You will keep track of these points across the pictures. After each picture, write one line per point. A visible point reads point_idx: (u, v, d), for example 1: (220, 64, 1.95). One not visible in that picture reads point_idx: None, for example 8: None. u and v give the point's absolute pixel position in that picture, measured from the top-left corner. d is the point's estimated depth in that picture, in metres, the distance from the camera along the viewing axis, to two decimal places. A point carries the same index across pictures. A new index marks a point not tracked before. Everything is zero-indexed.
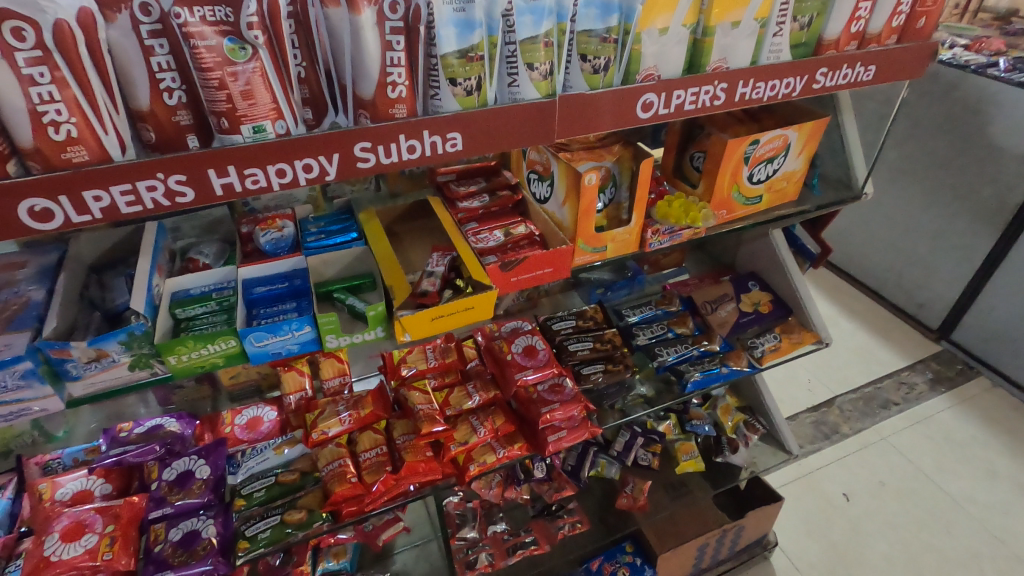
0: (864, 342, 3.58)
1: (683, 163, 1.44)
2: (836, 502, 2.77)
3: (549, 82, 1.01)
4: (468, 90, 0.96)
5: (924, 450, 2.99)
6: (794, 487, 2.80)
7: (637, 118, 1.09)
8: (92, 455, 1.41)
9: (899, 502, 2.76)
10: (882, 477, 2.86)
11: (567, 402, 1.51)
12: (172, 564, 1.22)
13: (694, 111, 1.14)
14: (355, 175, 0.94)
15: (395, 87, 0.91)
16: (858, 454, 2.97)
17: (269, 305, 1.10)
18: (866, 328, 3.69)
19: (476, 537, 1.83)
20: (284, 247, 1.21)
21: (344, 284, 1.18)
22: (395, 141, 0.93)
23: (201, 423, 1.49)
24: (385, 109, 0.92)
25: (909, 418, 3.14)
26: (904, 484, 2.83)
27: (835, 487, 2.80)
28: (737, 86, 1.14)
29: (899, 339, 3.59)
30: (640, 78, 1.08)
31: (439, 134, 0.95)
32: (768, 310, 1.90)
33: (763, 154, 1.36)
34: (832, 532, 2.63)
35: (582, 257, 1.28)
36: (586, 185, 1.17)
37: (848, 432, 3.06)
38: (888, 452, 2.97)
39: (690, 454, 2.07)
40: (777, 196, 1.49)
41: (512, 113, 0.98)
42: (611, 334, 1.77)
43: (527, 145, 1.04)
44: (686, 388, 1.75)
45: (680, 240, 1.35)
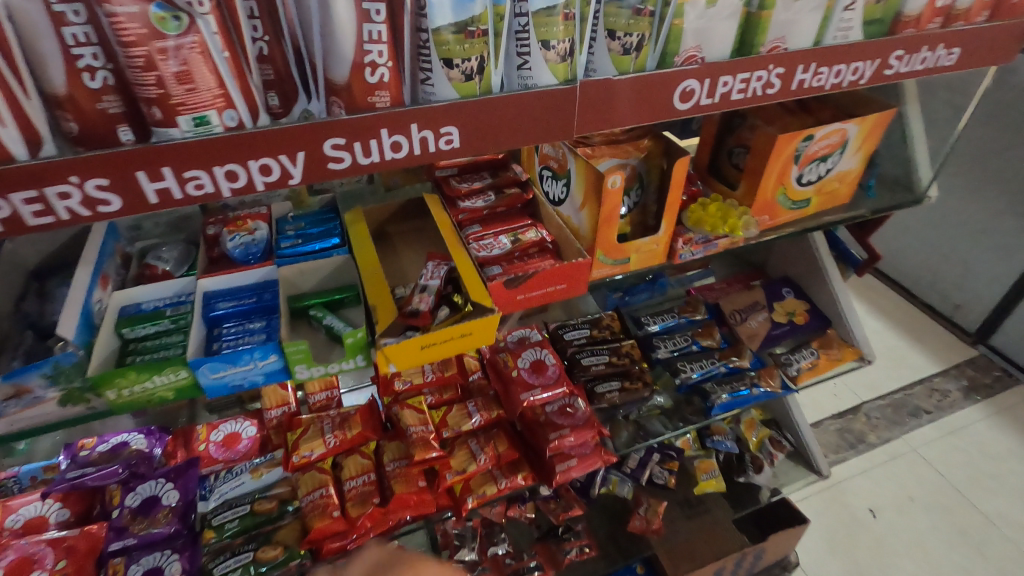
0: (896, 344, 3.35)
1: (721, 159, 1.24)
2: (862, 517, 2.60)
3: (567, 64, 0.82)
4: (468, 73, 0.76)
5: (957, 464, 2.79)
6: (815, 500, 2.63)
7: (674, 109, 0.90)
8: (52, 474, 1.27)
9: (928, 520, 2.59)
10: (911, 492, 2.68)
11: (579, 428, 1.36)
12: None
13: (741, 101, 0.94)
14: (325, 178, 0.76)
15: (376, 69, 0.72)
16: (885, 465, 2.78)
17: (234, 326, 0.95)
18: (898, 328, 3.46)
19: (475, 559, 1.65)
20: (256, 254, 1.04)
21: (321, 299, 1.00)
22: (375, 138, 0.75)
23: (174, 438, 1.35)
24: (363, 96, 0.74)
25: (941, 428, 2.94)
26: (936, 501, 2.65)
27: (861, 502, 2.63)
28: (796, 72, 0.95)
29: (932, 343, 3.35)
30: (679, 61, 0.88)
31: (431, 128, 0.77)
32: (804, 321, 1.71)
33: (817, 152, 1.16)
34: (856, 551, 2.46)
35: (602, 270, 1.10)
36: (609, 189, 0.98)
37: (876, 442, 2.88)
38: (919, 466, 2.78)
39: (710, 474, 1.91)
40: (828, 199, 1.29)
41: (521, 103, 0.80)
42: (628, 346, 1.59)
43: (540, 140, 0.85)
44: (712, 410, 1.57)
45: (715, 250, 1.16)
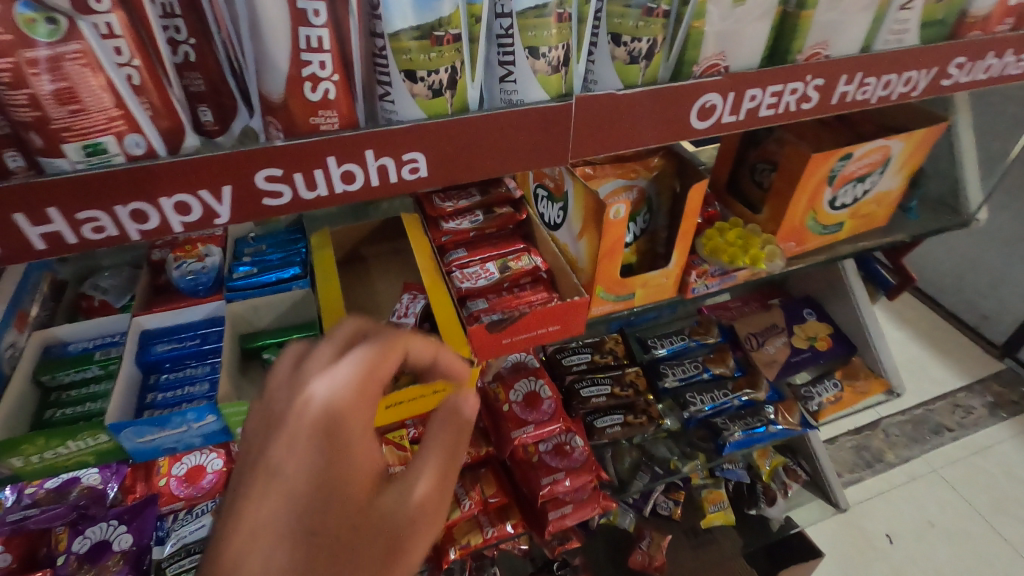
0: (921, 354, 3.10)
1: (743, 176, 1.09)
2: (878, 544, 2.39)
3: (561, 75, 0.67)
4: (436, 87, 0.62)
5: (987, 487, 2.56)
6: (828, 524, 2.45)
7: (691, 128, 0.75)
8: None
9: (948, 548, 2.38)
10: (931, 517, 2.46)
11: (576, 471, 1.23)
12: None
13: (771, 118, 0.79)
14: (260, 217, 0.62)
15: (319, 84, 0.57)
16: (908, 485, 2.57)
17: (173, 375, 0.82)
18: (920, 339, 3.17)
19: None
20: (204, 285, 0.90)
21: (275, 341, 0.88)
22: (321, 168, 0.61)
23: (134, 470, 1.23)
24: (304, 117, 0.59)
25: (969, 448, 2.70)
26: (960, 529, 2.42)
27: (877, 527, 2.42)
28: (837, 84, 0.79)
29: (958, 353, 3.10)
30: (697, 71, 0.73)
31: (390, 155, 0.63)
32: (826, 348, 1.55)
33: (854, 172, 1.00)
34: None
35: (601, 307, 0.96)
36: (611, 220, 0.84)
37: (895, 462, 2.64)
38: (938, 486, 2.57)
39: (720, 506, 1.78)
40: (862, 222, 1.14)
41: (502, 123, 0.65)
42: (632, 375, 1.45)
43: (527, 167, 0.71)
44: (724, 449, 1.42)
45: (734, 283, 1.02)
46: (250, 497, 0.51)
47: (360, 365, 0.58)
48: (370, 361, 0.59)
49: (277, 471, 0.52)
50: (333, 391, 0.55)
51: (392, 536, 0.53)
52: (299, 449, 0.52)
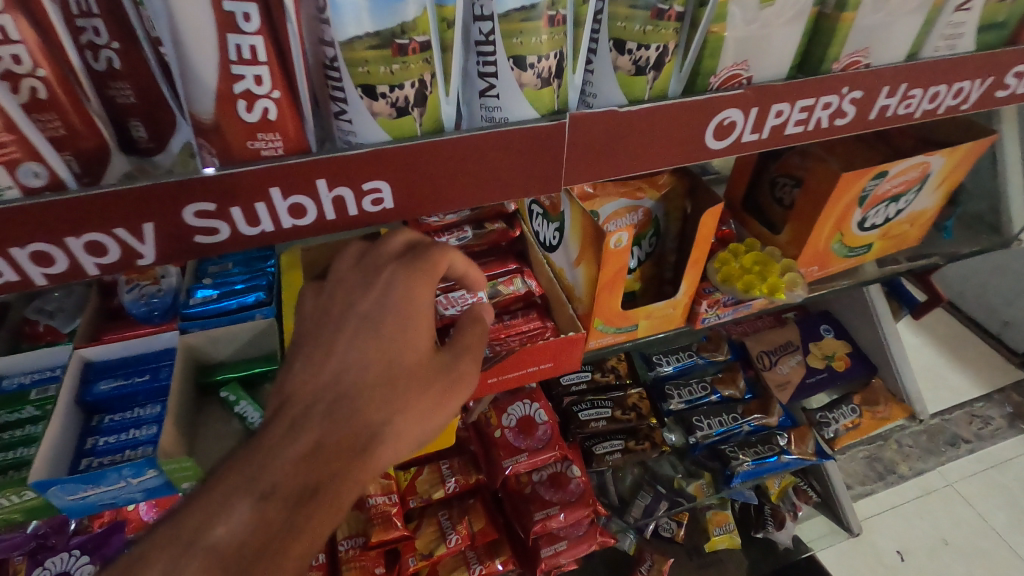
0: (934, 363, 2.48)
1: (762, 191, 0.98)
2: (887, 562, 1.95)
3: (552, 89, 0.57)
4: (401, 105, 0.52)
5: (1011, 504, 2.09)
6: None
7: (705, 148, 0.65)
8: None
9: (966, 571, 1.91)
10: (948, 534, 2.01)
11: (571, 506, 1.15)
12: None
13: (799, 136, 0.68)
14: (192, 256, 0.53)
15: (255, 102, 0.47)
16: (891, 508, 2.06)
17: (119, 416, 0.74)
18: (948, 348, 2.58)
19: None
20: (160, 312, 0.81)
21: (238, 376, 0.80)
22: (263, 201, 0.51)
23: None
24: (240, 141, 0.49)
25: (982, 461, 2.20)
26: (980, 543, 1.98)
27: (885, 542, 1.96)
28: (878, 97, 0.68)
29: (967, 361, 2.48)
30: (715, 82, 0.62)
31: (348, 185, 0.53)
32: (843, 369, 1.44)
33: (888, 191, 0.89)
34: None
35: (601, 340, 0.86)
36: (611, 249, 0.74)
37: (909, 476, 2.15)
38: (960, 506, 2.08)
39: (724, 529, 1.69)
40: (893, 243, 1.03)
41: (481, 146, 0.55)
42: (635, 398, 1.35)
43: (512, 196, 0.61)
44: (733, 480, 1.33)
45: (749, 311, 0.93)
46: (328, 351, 0.57)
47: (419, 259, 0.62)
48: (429, 255, 0.64)
49: (350, 333, 0.58)
50: (399, 271, 0.61)
51: (440, 397, 0.61)
52: (369, 315, 0.59)
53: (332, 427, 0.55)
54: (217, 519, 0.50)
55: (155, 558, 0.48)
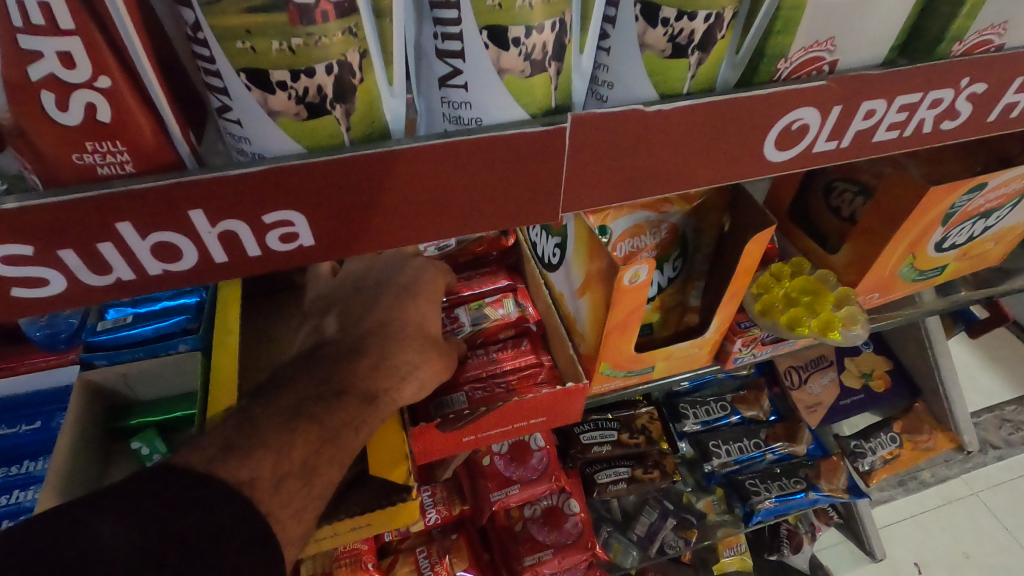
0: (964, 360, 2.04)
1: (814, 198, 0.79)
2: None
3: (548, 75, 0.39)
4: (313, 100, 0.34)
5: None
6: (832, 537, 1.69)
7: (760, 158, 0.46)
8: None
9: None
10: (967, 545, 1.69)
11: (566, 549, 1.01)
12: None
13: (890, 143, 0.50)
14: (14, 315, 0.36)
15: (71, 94, 0.30)
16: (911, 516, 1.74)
17: (3, 472, 0.62)
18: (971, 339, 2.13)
19: None
20: (65, 337, 0.65)
21: (155, 421, 0.66)
22: (111, 240, 0.35)
23: None
24: (61, 154, 0.32)
25: (1014, 468, 1.85)
26: (1007, 560, 1.65)
27: (898, 554, 1.66)
28: (1006, 91, 0.49)
29: (1006, 357, 2.04)
30: (784, 69, 0.44)
31: (240, 218, 0.36)
32: (882, 390, 1.24)
33: (980, 206, 0.71)
34: None
35: (607, 384, 0.69)
36: (625, 287, 0.56)
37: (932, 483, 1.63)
38: (984, 519, 1.74)
39: (734, 550, 1.49)
40: (972, 264, 0.84)
41: (437, 162, 0.38)
42: (645, 419, 1.17)
43: (484, 225, 0.43)
44: (752, 519, 1.19)
45: (791, 349, 0.76)
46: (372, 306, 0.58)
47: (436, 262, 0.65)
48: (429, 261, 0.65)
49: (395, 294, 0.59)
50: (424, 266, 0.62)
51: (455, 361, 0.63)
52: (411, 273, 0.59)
53: (383, 361, 0.55)
54: (307, 406, 0.50)
55: (235, 442, 0.46)
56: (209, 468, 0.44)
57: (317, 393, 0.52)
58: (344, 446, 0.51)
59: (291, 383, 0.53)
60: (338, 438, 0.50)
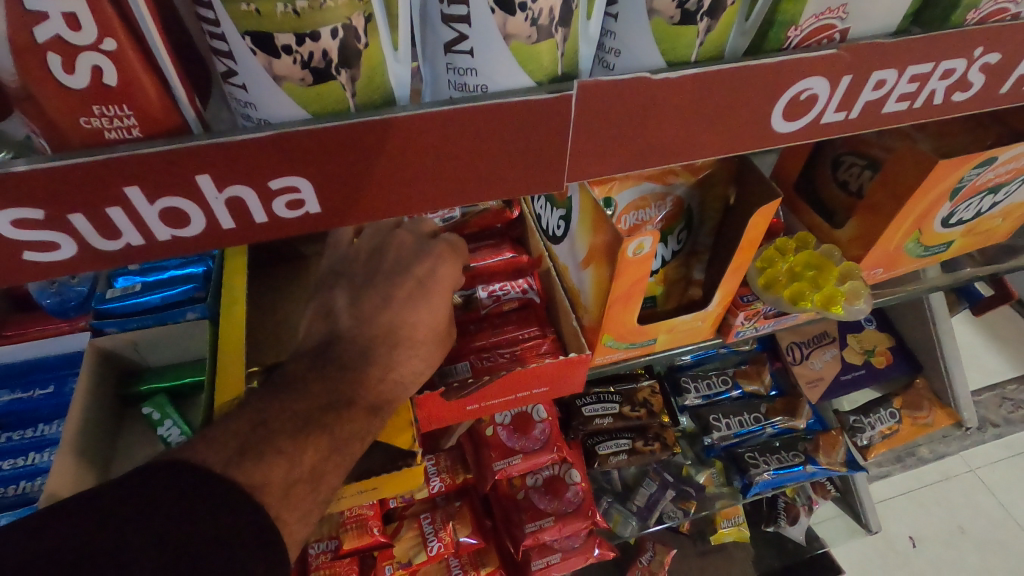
0: (968, 338, 2.03)
1: (822, 172, 0.79)
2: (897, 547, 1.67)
3: (554, 41, 0.38)
4: (319, 64, 0.34)
5: None
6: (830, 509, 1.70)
7: (768, 129, 0.46)
8: None
9: (985, 563, 1.63)
10: (962, 519, 1.71)
11: (567, 518, 1.03)
12: None
13: (900, 114, 0.49)
14: (27, 279, 0.37)
15: (76, 58, 0.30)
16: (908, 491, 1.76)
17: (19, 435, 0.63)
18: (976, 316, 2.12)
19: None
20: (75, 305, 0.66)
21: (166, 388, 0.67)
22: (120, 204, 0.35)
23: None
24: (69, 118, 0.32)
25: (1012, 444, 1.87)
26: (1001, 535, 1.68)
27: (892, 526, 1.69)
28: (1019, 62, 0.49)
29: (1010, 336, 2.04)
30: (794, 38, 0.43)
31: (247, 184, 0.36)
32: (884, 366, 1.25)
33: (988, 181, 0.70)
34: None
35: (609, 356, 0.70)
36: (629, 258, 0.56)
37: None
38: (980, 494, 1.76)
39: (733, 521, 1.50)
40: (978, 240, 0.83)
41: (442, 129, 0.37)
42: (646, 392, 1.18)
43: (490, 194, 0.43)
44: (749, 490, 1.20)
45: (793, 323, 0.77)
46: (388, 299, 0.55)
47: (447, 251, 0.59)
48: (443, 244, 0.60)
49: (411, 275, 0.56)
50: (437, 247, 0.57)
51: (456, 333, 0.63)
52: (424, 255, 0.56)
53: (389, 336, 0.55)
54: (315, 383, 0.51)
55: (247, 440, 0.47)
56: (226, 469, 0.45)
57: (321, 365, 0.53)
58: (347, 454, 0.51)
59: (301, 353, 0.54)
60: (345, 412, 0.52)
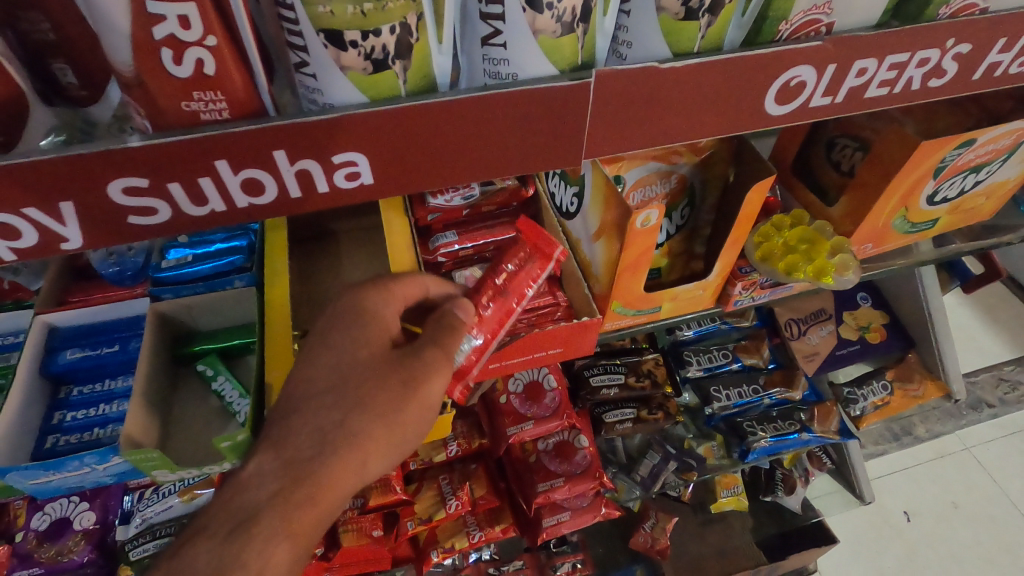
0: (967, 321, 2.08)
1: (817, 153, 0.84)
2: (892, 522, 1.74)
3: (575, 34, 0.44)
4: (378, 57, 0.40)
5: None
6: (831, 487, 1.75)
7: (761, 112, 0.52)
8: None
9: (975, 537, 1.70)
10: (955, 495, 1.78)
11: (576, 478, 1.10)
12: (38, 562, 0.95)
13: (880, 99, 0.55)
14: (128, 240, 0.44)
15: (184, 51, 0.36)
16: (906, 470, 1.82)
17: (90, 388, 0.69)
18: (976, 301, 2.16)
19: (454, 565, 1.34)
20: (132, 274, 0.73)
21: (217, 348, 0.74)
22: (209, 175, 0.41)
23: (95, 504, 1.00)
24: (172, 101, 0.39)
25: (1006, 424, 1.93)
26: (991, 510, 1.75)
27: (888, 501, 1.76)
28: (990, 51, 0.54)
29: (1007, 319, 2.09)
30: (785, 30, 0.49)
31: (315, 158, 0.43)
32: (877, 342, 1.33)
33: (971, 161, 0.75)
34: (886, 563, 1.66)
35: (617, 322, 0.77)
36: (637, 230, 0.63)
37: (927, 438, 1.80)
38: (973, 471, 1.83)
39: (733, 491, 1.55)
40: (964, 218, 0.89)
41: (480, 111, 0.44)
42: (651, 364, 1.26)
43: (517, 169, 0.49)
44: (747, 457, 1.24)
45: (788, 293, 0.83)
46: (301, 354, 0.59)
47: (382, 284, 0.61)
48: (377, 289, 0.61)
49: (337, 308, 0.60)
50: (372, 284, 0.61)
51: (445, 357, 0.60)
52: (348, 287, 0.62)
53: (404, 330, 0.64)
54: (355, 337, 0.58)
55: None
56: None
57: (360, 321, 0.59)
58: None
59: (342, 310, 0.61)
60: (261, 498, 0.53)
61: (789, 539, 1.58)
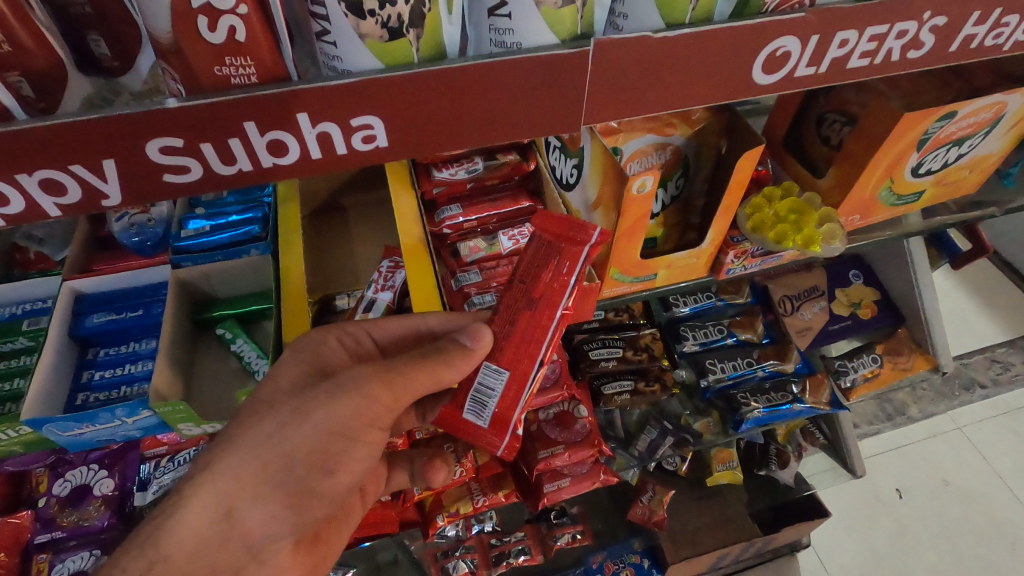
0: (959, 302, 2.12)
1: (807, 129, 0.88)
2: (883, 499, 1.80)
3: (577, 5, 0.48)
4: (393, 25, 0.44)
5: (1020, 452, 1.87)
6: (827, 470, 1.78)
7: (750, 81, 0.55)
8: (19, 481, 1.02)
9: (964, 512, 1.75)
10: (946, 473, 1.83)
11: (576, 446, 1.14)
12: (61, 526, 0.99)
13: (862, 70, 0.58)
14: (161, 198, 0.47)
15: (218, 18, 0.40)
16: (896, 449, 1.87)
17: (115, 349, 0.73)
18: (970, 284, 2.20)
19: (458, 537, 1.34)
20: (152, 243, 0.77)
21: (234, 314, 0.78)
22: (238, 136, 0.45)
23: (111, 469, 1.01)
24: (205, 66, 0.42)
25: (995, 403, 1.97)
26: (980, 486, 1.80)
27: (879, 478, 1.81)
28: (964, 25, 0.58)
29: (1000, 302, 2.12)
30: (771, 3, 0.53)
31: (336, 121, 0.46)
32: (869, 317, 1.38)
33: (953, 133, 0.79)
34: (876, 539, 1.71)
35: (616, 288, 0.80)
36: (633, 195, 0.66)
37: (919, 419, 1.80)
38: (963, 448, 1.87)
39: (728, 465, 1.56)
40: (949, 191, 0.92)
41: (487, 77, 0.47)
42: (648, 338, 1.30)
43: (521, 134, 0.53)
44: (742, 426, 1.27)
45: (778, 263, 0.87)
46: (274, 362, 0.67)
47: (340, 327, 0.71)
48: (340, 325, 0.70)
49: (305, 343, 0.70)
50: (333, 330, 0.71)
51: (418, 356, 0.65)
52: (342, 330, 0.71)
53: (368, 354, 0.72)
54: None
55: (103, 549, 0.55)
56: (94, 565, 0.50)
57: None
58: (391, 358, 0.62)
59: None
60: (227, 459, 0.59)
61: (782, 511, 1.63)
